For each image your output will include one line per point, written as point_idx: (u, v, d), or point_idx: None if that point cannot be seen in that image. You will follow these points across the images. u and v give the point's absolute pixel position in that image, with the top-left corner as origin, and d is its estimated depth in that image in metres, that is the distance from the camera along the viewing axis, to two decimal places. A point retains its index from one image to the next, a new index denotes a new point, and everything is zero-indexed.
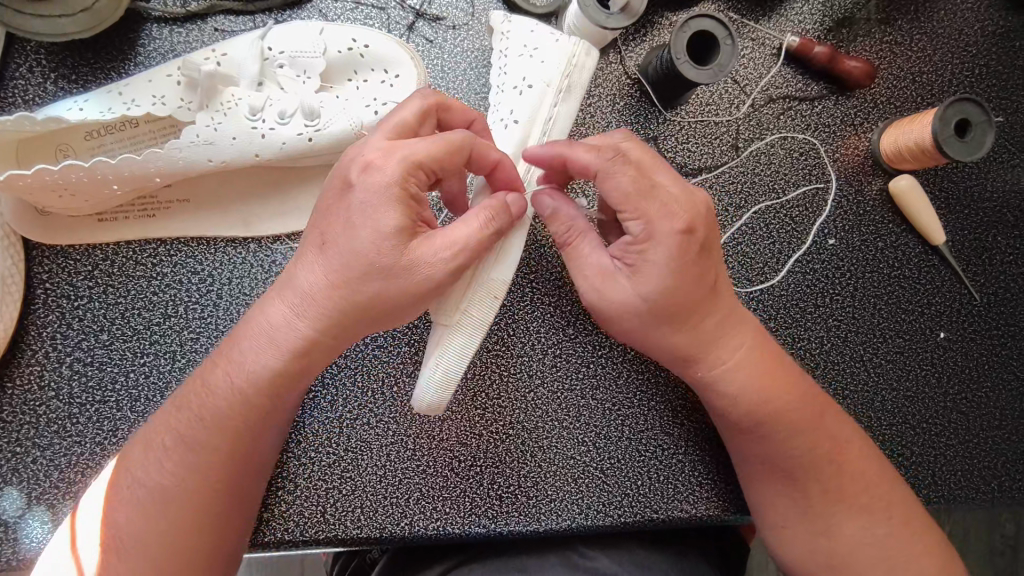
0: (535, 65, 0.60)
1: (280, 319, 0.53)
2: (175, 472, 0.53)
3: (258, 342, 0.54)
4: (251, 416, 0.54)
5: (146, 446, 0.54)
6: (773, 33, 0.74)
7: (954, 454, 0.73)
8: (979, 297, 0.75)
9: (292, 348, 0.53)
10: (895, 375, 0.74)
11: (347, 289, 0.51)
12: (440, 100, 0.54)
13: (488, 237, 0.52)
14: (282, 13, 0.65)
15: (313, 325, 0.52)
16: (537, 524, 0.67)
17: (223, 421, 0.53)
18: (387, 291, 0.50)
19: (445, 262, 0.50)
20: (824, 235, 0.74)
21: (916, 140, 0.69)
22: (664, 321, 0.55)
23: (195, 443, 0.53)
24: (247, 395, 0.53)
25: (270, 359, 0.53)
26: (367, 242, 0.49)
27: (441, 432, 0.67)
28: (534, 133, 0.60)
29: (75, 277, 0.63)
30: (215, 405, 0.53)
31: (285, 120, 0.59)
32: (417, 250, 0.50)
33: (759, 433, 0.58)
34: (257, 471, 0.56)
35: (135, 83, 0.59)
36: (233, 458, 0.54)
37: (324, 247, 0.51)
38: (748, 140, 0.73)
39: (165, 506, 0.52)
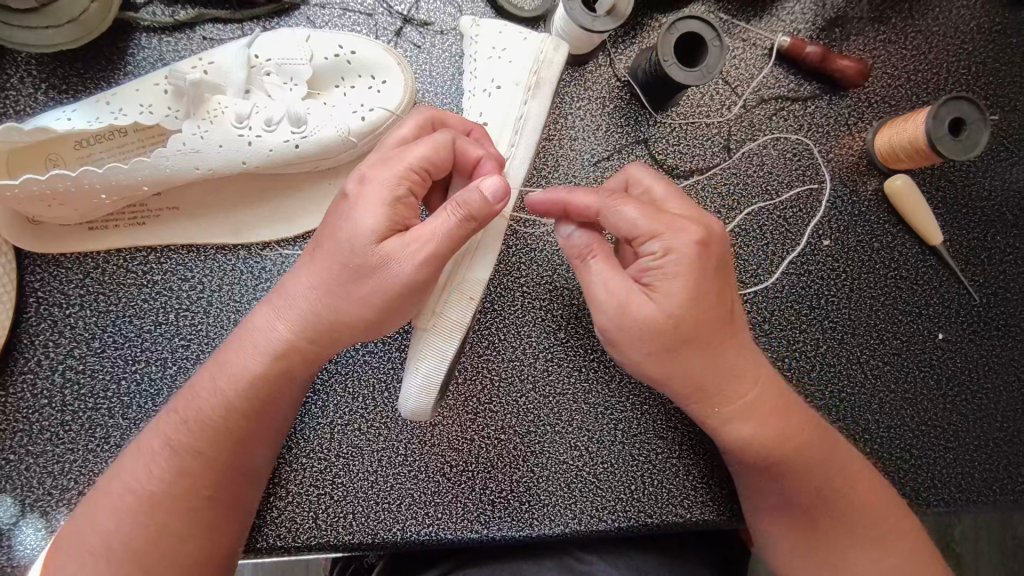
0: (503, 66, 0.61)
1: (268, 325, 0.55)
2: (163, 475, 0.53)
3: (244, 348, 0.55)
4: (236, 419, 0.54)
5: (139, 451, 0.55)
6: (764, 34, 0.74)
7: (954, 456, 0.72)
8: (978, 297, 0.74)
9: (274, 350, 0.54)
10: (893, 377, 0.73)
11: (332, 291, 0.52)
12: (437, 113, 0.56)
13: (461, 228, 0.50)
14: (271, 20, 0.66)
15: (300, 329, 0.54)
16: (529, 530, 0.67)
17: (203, 418, 0.54)
18: (361, 283, 0.51)
19: (413, 256, 0.49)
20: (819, 237, 0.73)
21: (909, 138, 0.68)
22: (704, 346, 0.52)
23: (179, 443, 0.54)
24: (228, 394, 0.54)
25: (253, 361, 0.54)
26: (343, 245, 0.51)
27: (432, 438, 0.67)
28: (506, 131, 0.60)
29: (68, 285, 0.63)
30: (200, 407, 0.54)
31: (271, 127, 0.59)
32: (390, 248, 0.50)
33: (778, 473, 0.57)
34: (247, 479, 0.56)
35: (122, 92, 0.59)
36: (218, 462, 0.54)
37: (315, 254, 0.53)
38: (740, 142, 0.73)
39: (150, 508, 0.52)
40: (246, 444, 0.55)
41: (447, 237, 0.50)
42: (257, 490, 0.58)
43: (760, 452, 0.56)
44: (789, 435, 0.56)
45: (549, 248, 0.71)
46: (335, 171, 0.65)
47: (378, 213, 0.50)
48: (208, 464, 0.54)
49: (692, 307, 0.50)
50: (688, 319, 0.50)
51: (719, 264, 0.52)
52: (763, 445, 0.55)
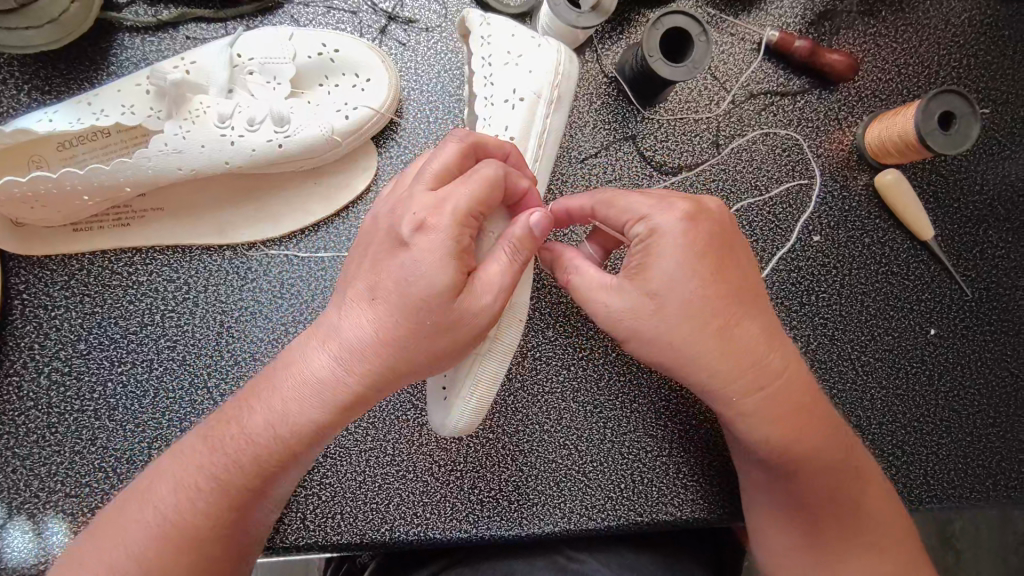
0: (523, 75, 0.59)
1: (324, 372, 0.51)
2: (210, 509, 0.50)
3: (296, 390, 0.51)
4: (279, 460, 0.52)
5: (175, 482, 0.51)
6: (753, 28, 0.73)
7: (946, 452, 0.72)
8: (970, 292, 0.74)
9: (334, 398, 0.51)
10: (885, 373, 0.72)
11: (397, 342, 0.49)
12: (475, 138, 0.53)
13: (519, 270, 0.51)
14: (254, 19, 0.65)
15: (361, 378, 0.50)
16: (519, 529, 0.66)
17: (261, 459, 0.51)
18: (431, 336, 0.49)
19: (489, 305, 0.49)
20: (809, 232, 0.72)
21: (899, 132, 0.68)
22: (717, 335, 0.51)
23: (229, 481, 0.51)
24: (284, 438, 0.51)
25: (313, 411, 0.51)
26: (412, 293, 0.48)
27: (420, 437, 0.67)
28: (531, 147, 0.60)
29: (52, 287, 0.63)
30: (255, 450, 0.51)
31: (254, 127, 0.59)
32: (465, 301, 0.48)
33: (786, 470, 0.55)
34: (274, 506, 0.55)
35: (103, 93, 0.59)
36: (260, 494, 0.52)
37: (373, 300, 0.49)
38: (728, 138, 0.72)
39: (192, 541, 0.50)
40: (288, 476, 0.53)
41: (509, 281, 0.50)
42: (278, 510, 0.57)
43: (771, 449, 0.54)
44: (804, 433, 0.54)
45: None
46: (321, 171, 0.65)
47: (445, 266, 0.48)
48: (255, 494, 0.52)
49: (686, 287, 0.50)
50: (686, 300, 0.50)
51: (717, 244, 0.52)
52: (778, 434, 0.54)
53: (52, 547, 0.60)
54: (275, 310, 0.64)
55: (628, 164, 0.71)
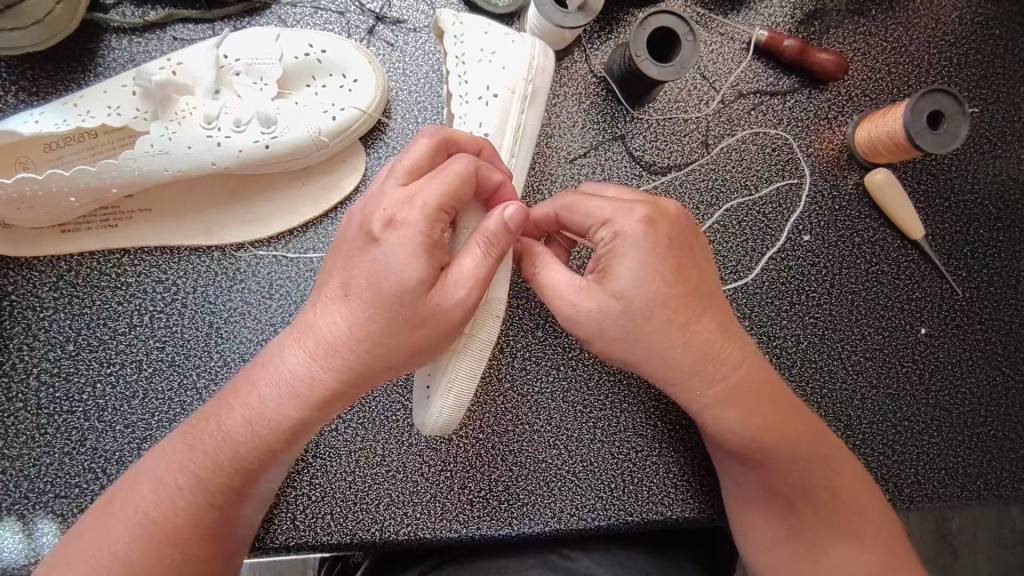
0: (497, 72, 0.60)
1: (300, 369, 0.51)
2: (189, 507, 0.51)
3: (273, 387, 0.52)
4: (260, 455, 0.52)
5: (157, 480, 0.52)
6: (742, 27, 0.73)
7: (937, 451, 0.72)
8: (961, 291, 0.74)
9: (310, 394, 0.51)
10: (875, 372, 0.72)
11: (371, 339, 0.49)
12: (445, 135, 0.53)
13: (493, 264, 0.51)
14: (241, 19, 0.65)
15: (337, 374, 0.51)
16: (509, 529, 0.66)
17: (239, 456, 0.51)
18: (404, 331, 0.49)
19: (462, 300, 0.49)
20: (799, 232, 0.72)
21: (887, 133, 0.68)
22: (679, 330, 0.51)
23: (207, 477, 0.51)
24: (262, 435, 0.52)
25: (290, 408, 0.51)
26: (384, 290, 0.48)
27: (410, 437, 0.67)
28: (507, 144, 0.60)
29: (41, 288, 0.63)
30: (232, 446, 0.51)
31: (240, 128, 0.59)
32: (437, 297, 0.49)
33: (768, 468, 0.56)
34: (257, 504, 0.55)
35: (90, 94, 0.59)
36: (240, 491, 0.53)
37: (348, 297, 0.50)
38: (718, 137, 0.72)
39: (174, 540, 0.50)
40: (267, 473, 0.53)
41: (482, 275, 0.50)
42: (265, 507, 0.57)
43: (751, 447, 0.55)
44: (779, 428, 0.55)
45: None
46: (309, 171, 0.65)
47: (417, 262, 0.48)
48: (234, 491, 0.52)
49: (649, 288, 0.50)
50: (648, 297, 0.50)
51: (677, 243, 0.52)
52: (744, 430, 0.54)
53: (42, 548, 0.60)
54: (264, 310, 0.64)
55: (617, 164, 0.71)
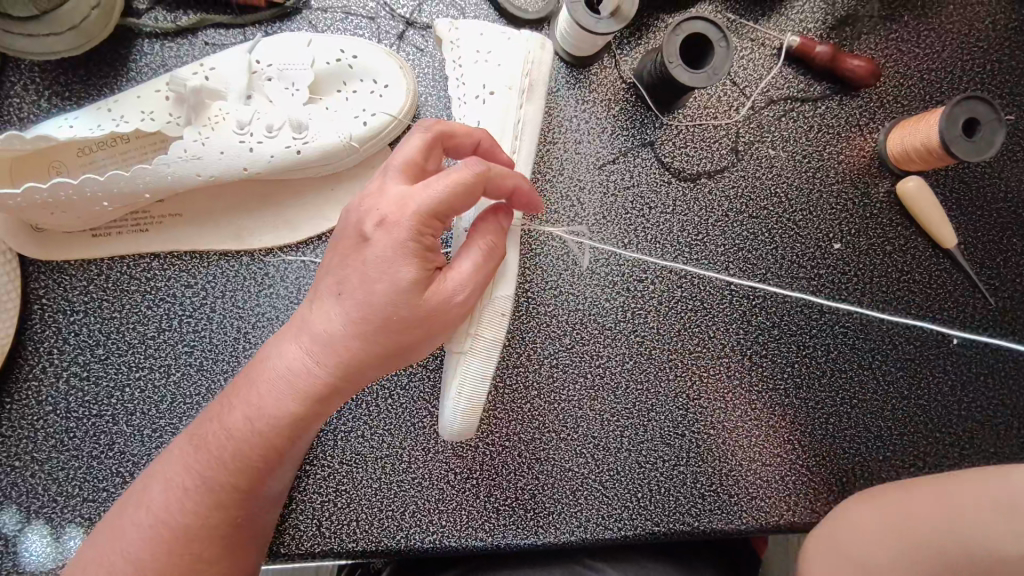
0: (493, 70, 0.60)
1: (297, 364, 0.51)
2: (195, 508, 0.50)
3: (273, 385, 0.51)
4: (264, 455, 0.51)
5: (164, 480, 0.52)
6: (773, 33, 0.72)
7: (969, 463, 0.71)
8: (994, 302, 0.72)
9: (308, 390, 0.50)
10: (906, 383, 0.71)
11: (369, 335, 0.49)
12: (444, 130, 0.52)
13: (489, 268, 0.52)
14: (272, 25, 0.65)
15: (333, 370, 0.50)
16: (535, 538, 0.66)
17: (240, 455, 0.51)
18: (402, 331, 0.49)
19: (461, 302, 0.50)
20: (830, 240, 0.71)
21: (923, 140, 0.67)
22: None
23: (211, 477, 0.51)
24: (264, 434, 0.51)
25: (289, 404, 0.51)
26: (377, 287, 0.48)
27: (436, 444, 0.67)
28: (509, 140, 0.60)
29: (71, 292, 0.63)
30: (234, 445, 0.51)
31: (272, 134, 0.59)
32: (433, 297, 0.49)
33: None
34: (267, 505, 0.55)
35: (123, 99, 0.59)
36: (247, 492, 0.52)
37: (343, 295, 0.50)
38: (748, 143, 0.71)
39: (182, 543, 0.50)
40: (272, 472, 0.53)
41: (477, 277, 0.51)
42: (273, 508, 0.57)
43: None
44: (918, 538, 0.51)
45: (554, 252, 0.69)
46: (337, 176, 0.65)
47: (408, 262, 0.48)
48: (239, 492, 0.52)
49: None
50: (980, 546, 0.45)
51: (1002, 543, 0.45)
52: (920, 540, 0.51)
53: (69, 552, 0.60)
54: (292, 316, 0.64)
55: (645, 170, 0.70)
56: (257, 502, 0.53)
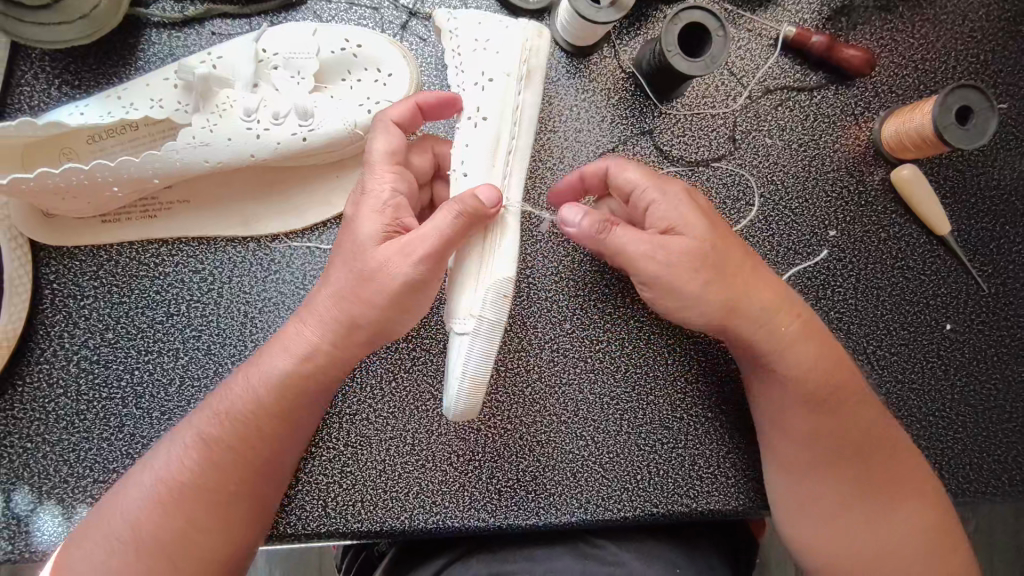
0: (492, 57, 0.60)
1: (297, 334, 0.55)
2: (191, 466, 0.53)
3: (270, 349, 0.56)
4: (263, 418, 0.54)
5: (169, 445, 0.55)
6: (770, 24, 0.73)
7: (962, 447, 0.72)
8: (987, 288, 0.74)
9: (296, 348, 0.55)
10: (901, 367, 0.72)
11: (351, 303, 0.53)
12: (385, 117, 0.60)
13: (449, 228, 0.50)
14: (278, 15, 0.66)
15: (320, 330, 0.54)
16: (535, 519, 0.67)
17: (238, 414, 0.54)
18: (371, 295, 0.52)
19: (415, 259, 0.50)
20: (825, 227, 0.73)
21: (917, 130, 0.68)
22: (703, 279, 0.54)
23: (208, 435, 0.54)
24: (264, 398, 0.54)
25: (280, 363, 0.55)
26: (349, 253, 0.53)
27: (439, 427, 0.68)
28: (505, 127, 0.59)
29: (81, 277, 0.64)
30: (233, 407, 0.55)
31: (279, 121, 0.60)
32: (388, 255, 0.51)
33: (813, 418, 0.58)
34: (273, 481, 0.56)
35: (133, 88, 0.60)
36: (248, 462, 0.54)
37: (334, 268, 0.54)
38: (745, 132, 0.73)
39: (179, 504, 0.52)
40: (276, 441, 0.55)
41: (439, 237, 0.50)
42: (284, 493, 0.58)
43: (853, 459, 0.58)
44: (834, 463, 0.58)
45: (554, 239, 0.71)
46: (342, 164, 0.66)
47: (374, 224, 0.53)
48: (235, 451, 0.54)
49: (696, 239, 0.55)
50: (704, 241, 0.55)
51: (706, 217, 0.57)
52: (827, 451, 0.58)
53: None
54: (297, 301, 0.65)
55: (644, 159, 0.72)
56: (260, 472, 0.55)
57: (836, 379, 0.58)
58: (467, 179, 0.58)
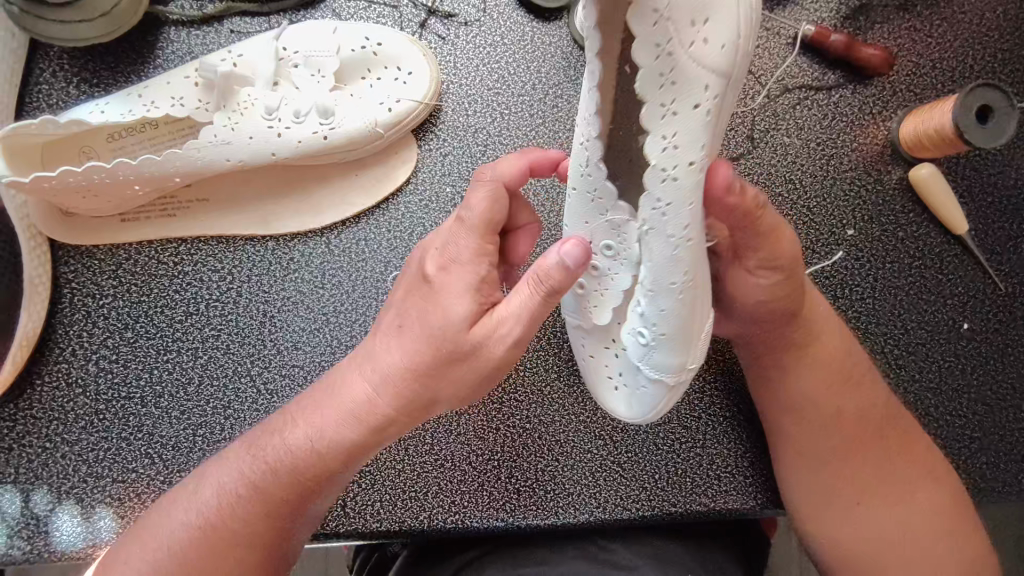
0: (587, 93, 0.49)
1: (360, 396, 0.51)
2: (248, 517, 0.52)
3: (336, 410, 0.51)
4: (317, 470, 0.52)
5: (216, 485, 0.53)
6: (788, 23, 0.73)
7: (979, 446, 0.72)
8: (1004, 287, 0.74)
9: (369, 419, 0.51)
10: (918, 367, 0.72)
11: (424, 372, 0.49)
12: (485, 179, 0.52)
13: (542, 303, 0.47)
14: (296, 13, 0.66)
15: (395, 402, 0.50)
16: (554, 518, 0.67)
17: (291, 465, 0.52)
18: (449, 367, 0.48)
19: (510, 335, 0.47)
20: (843, 226, 0.73)
21: (936, 126, 0.68)
22: (792, 284, 0.54)
23: (259, 485, 0.52)
24: (320, 451, 0.52)
25: (346, 427, 0.51)
26: (433, 323, 0.48)
27: (458, 427, 0.68)
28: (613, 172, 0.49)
29: (100, 276, 0.64)
30: (291, 460, 0.52)
31: (300, 119, 0.60)
32: (483, 327, 0.48)
33: (848, 400, 0.58)
34: (309, 520, 0.55)
35: (153, 86, 0.60)
36: (294, 504, 0.53)
37: (403, 330, 0.50)
38: (763, 131, 0.73)
39: (224, 543, 0.52)
40: (325, 489, 0.54)
41: (533, 314, 0.47)
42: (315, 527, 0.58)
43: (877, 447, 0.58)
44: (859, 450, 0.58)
45: None
46: (361, 163, 0.66)
47: (463, 298, 0.48)
48: (288, 508, 0.53)
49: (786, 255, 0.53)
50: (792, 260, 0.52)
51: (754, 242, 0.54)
52: (848, 438, 0.58)
53: (98, 531, 0.61)
54: (317, 300, 0.65)
55: None
56: (296, 515, 0.54)
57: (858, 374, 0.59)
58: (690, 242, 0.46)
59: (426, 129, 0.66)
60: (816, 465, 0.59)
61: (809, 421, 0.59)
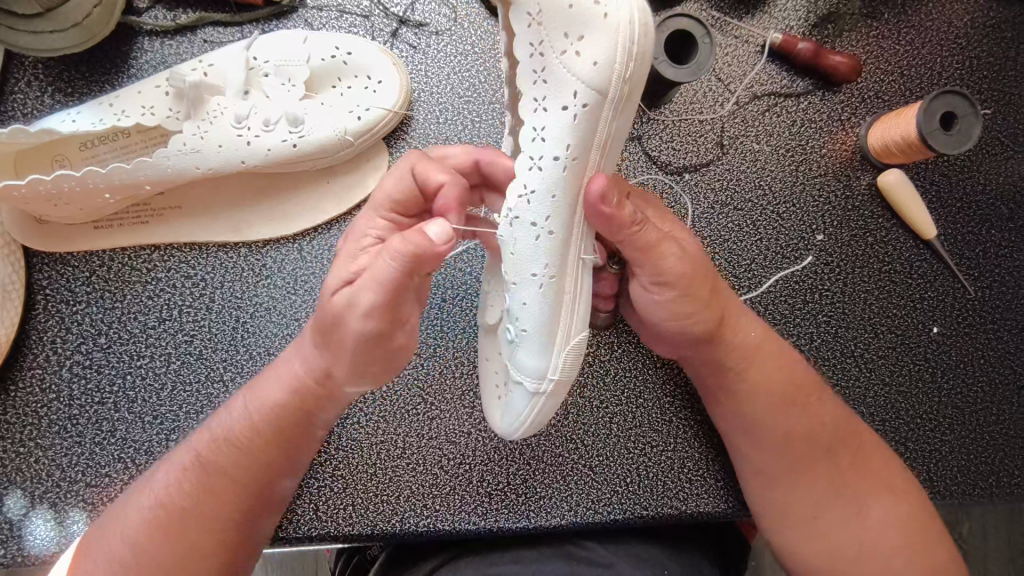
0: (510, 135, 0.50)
1: (293, 369, 0.54)
2: (192, 491, 0.53)
3: (272, 382, 0.54)
4: (267, 446, 0.55)
5: (168, 466, 0.55)
6: (757, 31, 0.74)
7: (950, 449, 0.72)
8: (973, 290, 0.74)
9: (299, 389, 0.53)
10: (888, 371, 0.73)
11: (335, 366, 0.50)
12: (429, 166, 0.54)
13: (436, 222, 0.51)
14: (269, 23, 0.67)
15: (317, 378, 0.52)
16: (526, 522, 0.67)
17: (237, 440, 0.54)
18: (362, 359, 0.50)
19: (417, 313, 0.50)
20: (813, 231, 0.73)
21: (902, 132, 0.69)
22: (695, 299, 0.54)
23: (210, 464, 0.54)
24: (265, 428, 0.54)
25: (276, 394, 0.54)
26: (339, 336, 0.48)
27: (431, 431, 0.69)
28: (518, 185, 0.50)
29: (74, 282, 0.65)
30: (234, 433, 0.54)
31: (269, 127, 0.61)
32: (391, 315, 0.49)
33: (790, 417, 0.59)
34: (268, 506, 0.57)
35: (126, 94, 0.61)
36: (249, 486, 0.55)
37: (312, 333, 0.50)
38: (733, 138, 0.74)
39: (175, 526, 0.53)
40: (276, 470, 0.56)
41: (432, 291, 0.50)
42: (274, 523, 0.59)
43: (824, 461, 0.59)
44: (806, 464, 0.59)
45: None
46: (333, 171, 0.67)
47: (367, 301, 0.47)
48: (243, 488, 0.54)
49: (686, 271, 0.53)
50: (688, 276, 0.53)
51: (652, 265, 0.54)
52: (790, 452, 0.59)
53: (73, 536, 0.62)
54: (290, 306, 0.65)
55: (632, 164, 0.73)
56: (252, 498, 0.55)
57: (799, 393, 0.60)
58: (553, 237, 0.47)
59: (398, 137, 0.67)
60: (774, 481, 0.59)
61: (762, 439, 0.59)
